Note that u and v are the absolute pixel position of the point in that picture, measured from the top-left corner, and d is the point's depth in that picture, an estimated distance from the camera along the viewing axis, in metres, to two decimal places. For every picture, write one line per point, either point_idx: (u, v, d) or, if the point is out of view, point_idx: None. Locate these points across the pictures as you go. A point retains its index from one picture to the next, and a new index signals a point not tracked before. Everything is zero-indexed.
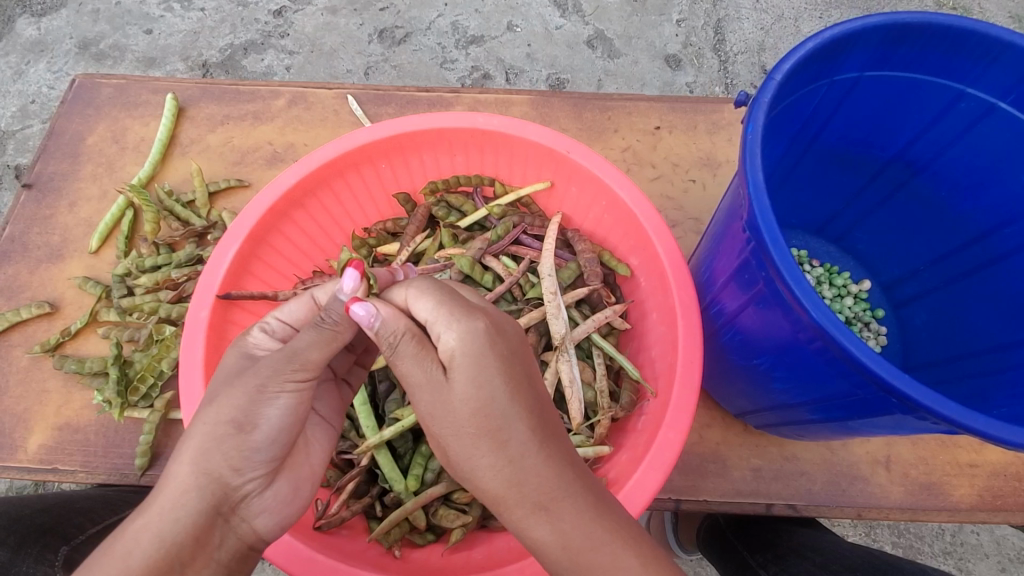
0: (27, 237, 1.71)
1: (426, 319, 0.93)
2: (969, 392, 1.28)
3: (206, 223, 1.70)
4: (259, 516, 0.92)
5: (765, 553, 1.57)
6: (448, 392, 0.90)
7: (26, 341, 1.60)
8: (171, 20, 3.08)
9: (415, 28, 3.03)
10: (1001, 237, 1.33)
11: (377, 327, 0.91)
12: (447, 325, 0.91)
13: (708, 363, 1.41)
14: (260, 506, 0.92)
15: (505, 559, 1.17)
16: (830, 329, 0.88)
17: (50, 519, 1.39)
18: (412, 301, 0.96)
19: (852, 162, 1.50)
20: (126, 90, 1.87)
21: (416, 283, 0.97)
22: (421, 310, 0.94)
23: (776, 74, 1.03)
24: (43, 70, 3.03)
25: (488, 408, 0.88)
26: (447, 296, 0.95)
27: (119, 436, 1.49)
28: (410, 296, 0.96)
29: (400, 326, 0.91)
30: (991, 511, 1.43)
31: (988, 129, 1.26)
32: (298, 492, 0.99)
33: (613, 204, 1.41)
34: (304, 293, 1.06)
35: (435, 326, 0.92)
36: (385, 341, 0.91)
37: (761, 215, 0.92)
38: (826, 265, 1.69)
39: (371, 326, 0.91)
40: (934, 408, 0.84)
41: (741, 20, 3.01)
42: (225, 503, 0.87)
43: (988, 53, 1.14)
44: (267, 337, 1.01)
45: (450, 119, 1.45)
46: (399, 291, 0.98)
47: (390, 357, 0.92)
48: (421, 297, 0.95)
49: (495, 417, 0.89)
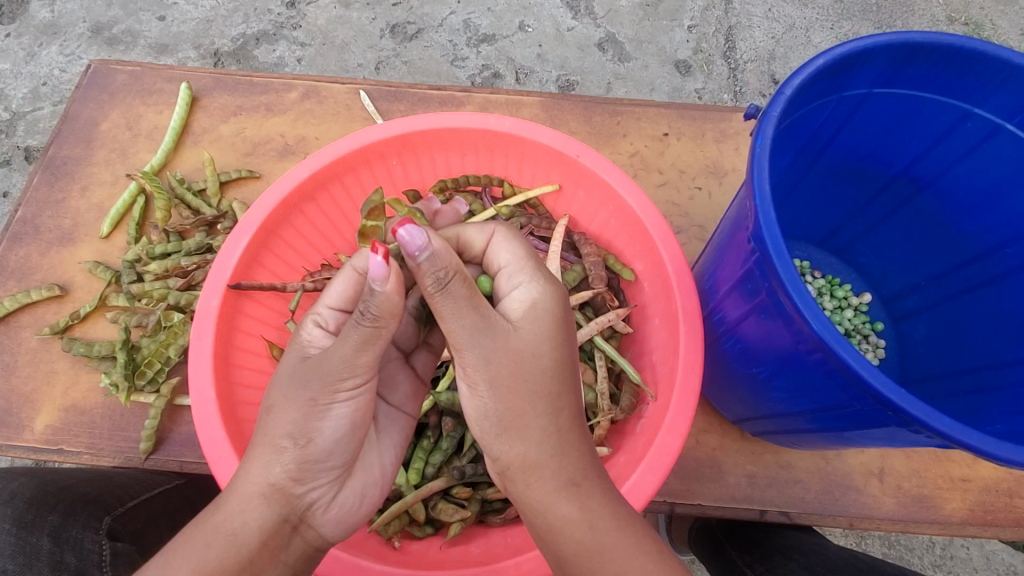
0: (39, 219, 1.73)
1: (503, 265, 1.04)
2: (962, 409, 1.30)
3: (216, 213, 1.72)
4: (324, 525, 1.00)
5: (752, 553, 1.59)
6: (512, 346, 0.93)
7: (34, 322, 1.62)
8: (184, 7, 3.10)
9: (427, 24, 3.05)
10: (1002, 256, 1.35)
11: (423, 256, 0.86)
12: (529, 280, 1.00)
13: (708, 370, 1.43)
14: (327, 515, 1.00)
15: (502, 554, 1.19)
16: (830, 342, 0.89)
17: (91, 490, 1.41)
18: (496, 243, 1.06)
19: (857, 176, 1.52)
20: (140, 77, 1.89)
21: (502, 228, 1.07)
22: (501, 254, 1.04)
23: (786, 89, 1.04)
24: (56, 53, 3.05)
25: (539, 368, 0.95)
26: (528, 252, 1.04)
27: (126, 419, 1.51)
28: (495, 237, 1.06)
29: (451, 263, 0.88)
30: (981, 526, 1.45)
31: (994, 149, 1.28)
32: (365, 497, 1.07)
33: (620, 209, 1.43)
34: (345, 268, 1.07)
35: (516, 275, 1.01)
36: (431, 275, 0.87)
37: (767, 226, 0.93)
38: (827, 277, 1.70)
39: (417, 256, 0.86)
40: (928, 423, 0.86)
41: (752, 28, 3.02)
42: (295, 511, 0.95)
43: (997, 75, 1.15)
44: (323, 332, 1.06)
45: (463, 118, 1.46)
46: (484, 228, 1.07)
47: (433, 294, 0.89)
48: (510, 241, 1.05)
49: (535, 384, 0.94)
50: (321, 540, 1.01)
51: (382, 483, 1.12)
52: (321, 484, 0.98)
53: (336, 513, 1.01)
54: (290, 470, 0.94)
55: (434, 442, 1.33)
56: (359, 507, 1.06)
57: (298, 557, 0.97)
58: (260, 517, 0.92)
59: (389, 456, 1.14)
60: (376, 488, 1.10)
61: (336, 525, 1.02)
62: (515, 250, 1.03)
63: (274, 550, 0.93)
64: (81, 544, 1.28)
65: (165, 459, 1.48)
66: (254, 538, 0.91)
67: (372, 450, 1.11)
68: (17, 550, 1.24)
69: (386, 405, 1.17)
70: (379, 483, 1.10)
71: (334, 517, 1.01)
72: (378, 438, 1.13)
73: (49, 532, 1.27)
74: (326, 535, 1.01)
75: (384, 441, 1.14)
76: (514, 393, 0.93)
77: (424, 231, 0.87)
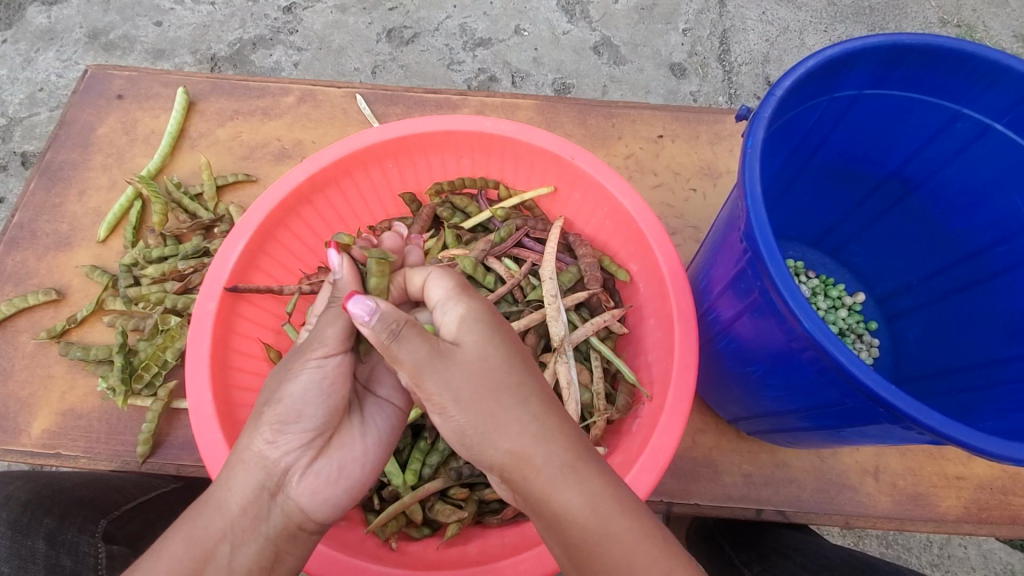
0: (36, 224, 1.74)
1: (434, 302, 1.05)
2: (956, 407, 1.32)
3: (213, 216, 1.73)
4: (301, 493, 0.99)
5: (750, 553, 1.58)
6: (494, 339, 0.99)
7: (32, 327, 1.62)
8: (181, 12, 3.11)
9: (424, 28, 3.06)
10: (993, 254, 1.36)
11: (374, 319, 0.93)
12: (454, 305, 1.02)
13: (704, 370, 1.43)
14: (304, 482, 0.99)
15: (498, 554, 1.20)
16: (822, 340, 0.90)
17: (90, 493, 1.42)
18: (428, 280, 1.07)
19: (850, 177, 1.53)
20: (137, 82, 1.89)
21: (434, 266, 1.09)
22: (434, 291, 1.06)
23: (776, 90, 1.05)
24: (52, 59, 3.06)
25: (492, 370, 0.96)
26: (457, 282, 1.06)
27: (122, 423, 1.51)
28: (427, 279, 1.08)
29: (401, 315, 0.95)
30: (976, 523, 1.46)
31: (984, 149, 1.29)
32: (344, 472, 1.05)
33: (615, 210, 1.44)
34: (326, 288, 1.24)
35: (442, 308, 1.03)
36: (386, 328, 0.94)
37: (758, 226, 0.94)
38: (821, 277, 1.72)
39: (370, 321, 0.93)
40: (919, 419, 0.87)
41: (746, 31, 3.05)
42: (271, 476, 0.97)
43: (985, 75, 1.17)
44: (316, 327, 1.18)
45: (458, 121, 1.47)
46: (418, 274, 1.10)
47: (390, 346, 0.94)
48: (436, 278, 1.06)
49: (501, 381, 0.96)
50: (302, 515, 0.99)
51: (364, 462, 1.08)
52: (295, 448, 0.99)
53: (310, 484, 1.00)
54: (266, 433, 0.98)
55: (430, 443, 1.32)
56: (338, 481, 1.03)
57: (276, 528, 0.97)
58: (238, 479, 0.96)
59: (373, 438, 1.11)
60: (358, 466, 1.07)
61: (315, 498, 1.00)
62: (444, 281, 1.05)
63: (257, 521, 0.95)
64: (77, 547, 1.28)
65: (163, 462, 1.48)
66: (233, 504, 0.94)
67: (356, 431, 1.08)
68: (12, 553, 1.21)
69: (376, 397, 1.16)
70: (359, 461, 1.07)
71: (310, 488, 1.00)
72: (364, 421, 1.11)
73: (45, 534, 1.25)
74: (304, 508, 0.99)
75: (368, 423, 1.12)
76: (488, 394, 0.95)
77: (371, 298, 0.95)
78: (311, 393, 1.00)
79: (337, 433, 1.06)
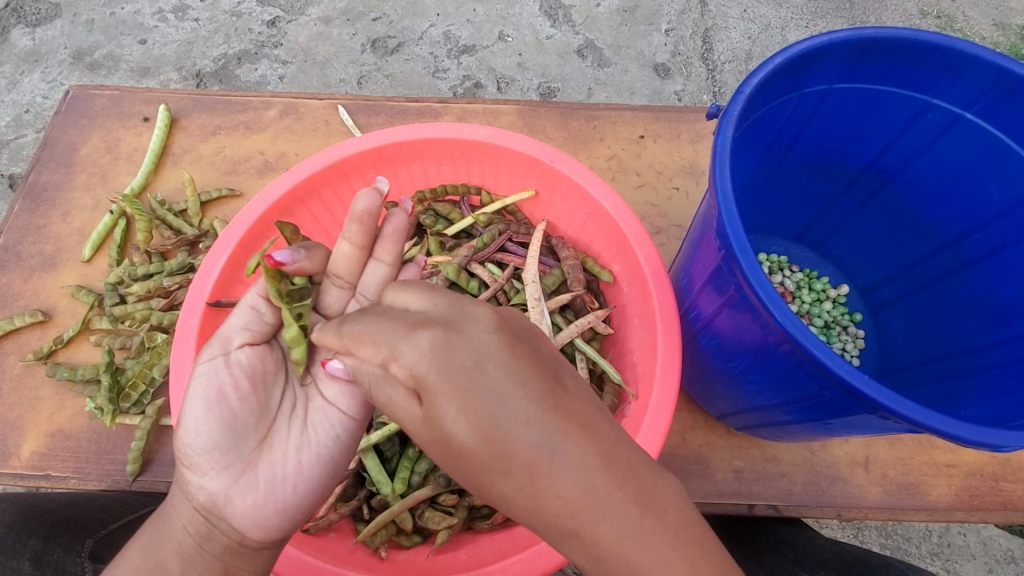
0: (21, 246, 1.74)
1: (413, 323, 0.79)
2: (937, 395, 1.34)
3: (197, 232, 1.73)
4: (230, 515, 1.01)
5: (744, 549, 1.58)
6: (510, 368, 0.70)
7: (19, 349, 1.61)
8: (165, 30, 3.12)
9: (408, 38, 3.08)
10: (971, 242, 1.37)
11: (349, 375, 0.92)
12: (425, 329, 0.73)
13: (689, 367, 1.44)
14: (230, 502, 1.02)
15: (488, 559, 1.20)
16: (795, 333, 0.91)
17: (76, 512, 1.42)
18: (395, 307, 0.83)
19: (827, 171, 1.54)
20: (119, 101, 1.90)
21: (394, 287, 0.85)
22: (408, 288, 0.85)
23: (745, 88, 1.06)
24: (38, 80, 3.06)
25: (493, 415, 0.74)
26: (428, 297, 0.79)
27: (111, 442, 1.51)
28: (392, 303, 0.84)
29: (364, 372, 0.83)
30: (968, 510, 1.47)
31: (955, 139, 1.31)
32: (273, 493, 1.04)
33: (595, 211, 1.44)
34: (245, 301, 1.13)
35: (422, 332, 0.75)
36: (360, 371, 0.82)
37: (730, 223, 0.95)
38: (805, 270, 1.73)
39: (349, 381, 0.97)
40: (894, 409, 0.88)
41: (728, 29, 3.07)
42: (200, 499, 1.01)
43: (952, 65, 1.18)
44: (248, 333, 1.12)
45: (438, 129, 1.48)
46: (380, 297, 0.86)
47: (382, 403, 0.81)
48: (404, 298, 0.82)
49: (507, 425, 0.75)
50: (240, 535, 1.02)
51: (296, 480, 1.07)
52: (215, 470, 1.02)
53: (241, 503, 1.02)
54: (186, 454, 1.03)
55: (417, 452, 1.33)
56: (267, 502, 1.04)
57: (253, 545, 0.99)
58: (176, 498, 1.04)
59: (309, 455, 1.09)
60: (289, 484, 1.06)
61: (243, 517, 1.02)
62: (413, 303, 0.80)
63: (199, 540, 1.00)
64: (63, 566, 1.27)
65: (153, 480, 1.47)
66: (176, 522, 1.01)
67: (290, 443, 1.09)
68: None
69: (320, 399, 1.13)
70: (289, 480, 1.06)
71: (240, 510, 1.02)
72: (302, 431, 1.10)
73: (31, 556, 1.24)
74: (237, 527, 1.02)
75: (306, 429, 1.10)
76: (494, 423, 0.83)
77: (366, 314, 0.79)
78: (218, 410, 1.05)
79: (267, 448, 1.07)
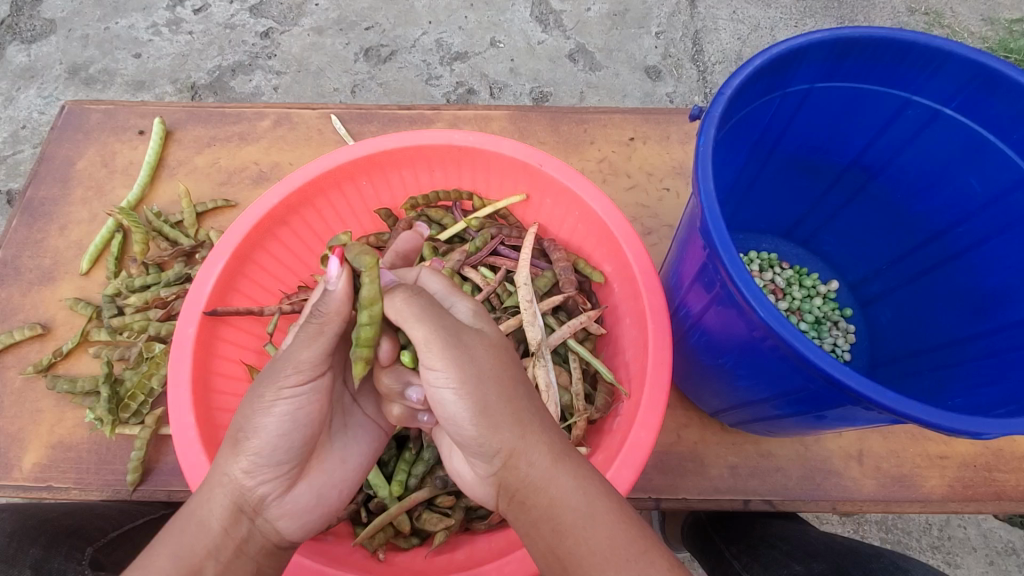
0: (20, 260, 1.75)
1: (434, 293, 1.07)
2: (927, 387, 1.35)
3: (193, 243, 1.75)
4: (280, 519, 1.03)
5: (739, 544, 1.59)
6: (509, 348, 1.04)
7: (19, 362, 1.63)
8: (159, 43, 3.15)
9: (400, 46, 3.11)
10: (955, 235, 1.40)
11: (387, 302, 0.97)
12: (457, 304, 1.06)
13: (681, 365, 1.46)
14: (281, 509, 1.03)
15: (486, 558, 1.21)
16: (778, 327, 0.93)
17: (75, 522, 1.43)
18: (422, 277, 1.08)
19: (812, 169, 1.56)
20: (114, 115, 1.92)
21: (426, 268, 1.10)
22: (430, 284, 1.08)
23: (726, 89, 1.08)
24: (34, 96, 3.08)
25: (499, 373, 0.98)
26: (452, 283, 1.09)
27: (111, 453, 1.52)
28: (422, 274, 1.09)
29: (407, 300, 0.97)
30: (962, 501, 1.48)
31: (935, 134, 1.33)
32: (321, 499, 1.09)
33: (585, 213, 1.46)
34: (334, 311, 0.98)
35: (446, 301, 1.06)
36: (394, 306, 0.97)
37: (713, 222, 0.97)
38: (795, 267, 1.75)
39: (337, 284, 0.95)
40: (876, 399, 0.89)
41: (717, 30, 3.10)
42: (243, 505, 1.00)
43: (930, 62, 1.21)
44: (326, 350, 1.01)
45: (428, 136, 1.50)
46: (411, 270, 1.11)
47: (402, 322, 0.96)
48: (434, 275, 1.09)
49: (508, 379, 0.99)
50: (279, 535, 1.04)
51: (342, 486, 1.13)
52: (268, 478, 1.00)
53: (297, 506, 1.05)
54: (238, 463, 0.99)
55: (414, 454, 1.35)
56: (316, 507, 1.08)
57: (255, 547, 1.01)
58: (217, 500, 0.98)
59: (352, 462, 1.16)
60: (333, 490, 1.12)
61: (293, 519, 1.05)
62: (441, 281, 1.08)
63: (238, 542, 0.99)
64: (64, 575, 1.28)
65: (154, 489, 1.49)
66: (213, 525, 0.98)
67: (336, 455, 1.13)
68: None
69: (362, 414, 1.21)
70: (337, 486, 1.12)
71: (287, 512, 1.04)
72: (343, 443, 1.15)
73: (31, 565, 1.26)
74: (280, 529, 1.04)
75: (347, 443, 1.16)
76: (497, 380, 0.97)
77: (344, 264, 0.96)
78: (281, 425, 0.99)
79: (317, 458, 1.10)
